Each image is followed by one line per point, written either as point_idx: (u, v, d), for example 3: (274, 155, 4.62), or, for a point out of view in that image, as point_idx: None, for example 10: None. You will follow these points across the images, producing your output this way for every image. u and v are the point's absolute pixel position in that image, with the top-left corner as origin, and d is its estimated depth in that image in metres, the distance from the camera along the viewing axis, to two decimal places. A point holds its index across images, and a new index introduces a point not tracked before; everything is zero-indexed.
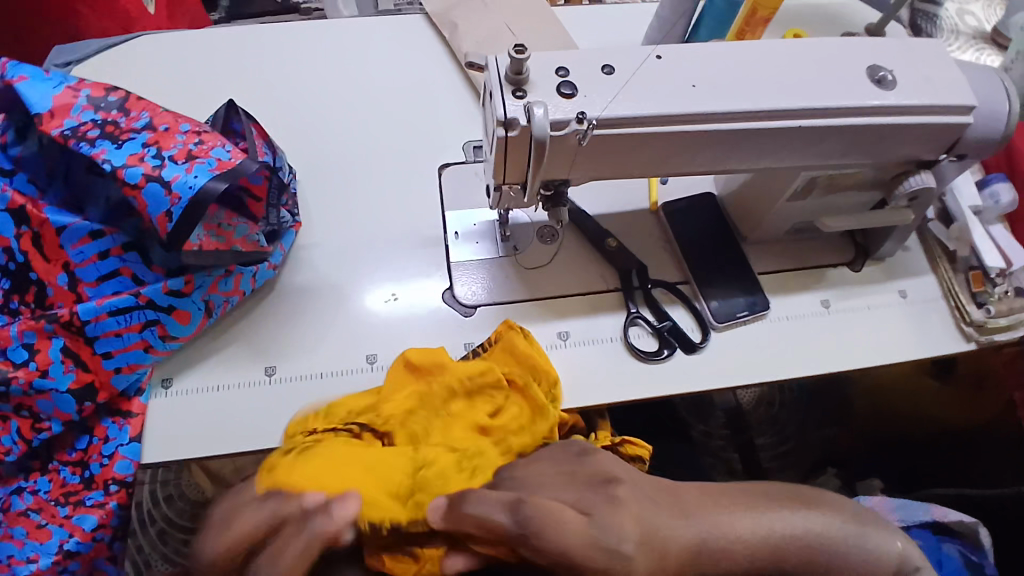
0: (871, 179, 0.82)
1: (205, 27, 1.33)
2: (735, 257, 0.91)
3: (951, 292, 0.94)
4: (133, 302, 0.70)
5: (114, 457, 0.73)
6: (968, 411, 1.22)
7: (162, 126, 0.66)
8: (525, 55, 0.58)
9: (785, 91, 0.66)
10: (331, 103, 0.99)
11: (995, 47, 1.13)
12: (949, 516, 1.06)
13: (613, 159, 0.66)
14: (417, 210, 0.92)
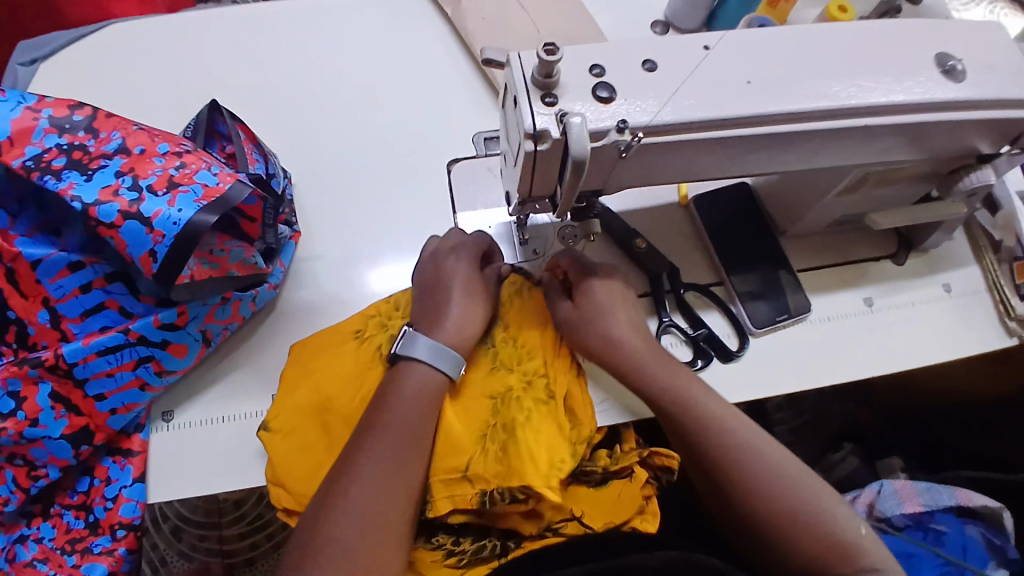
0: (924, 172, 0.74)
1: (179, 6, 1.21)
2: (773, 252, 0.84)
3: (996, 285, 0.88)
4: (123, 339, 0.65)
5: (118, 500, 0.69)
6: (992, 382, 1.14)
7: (137, 148, 0.58)
8: (557, 55, 0.50)
9: (846, 83, 0.58)
10: (325, 93, 0.90)
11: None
12: (974, 498, 0.95)
13: (654, 168, 0.58)
14: (426, 213, 0.84)
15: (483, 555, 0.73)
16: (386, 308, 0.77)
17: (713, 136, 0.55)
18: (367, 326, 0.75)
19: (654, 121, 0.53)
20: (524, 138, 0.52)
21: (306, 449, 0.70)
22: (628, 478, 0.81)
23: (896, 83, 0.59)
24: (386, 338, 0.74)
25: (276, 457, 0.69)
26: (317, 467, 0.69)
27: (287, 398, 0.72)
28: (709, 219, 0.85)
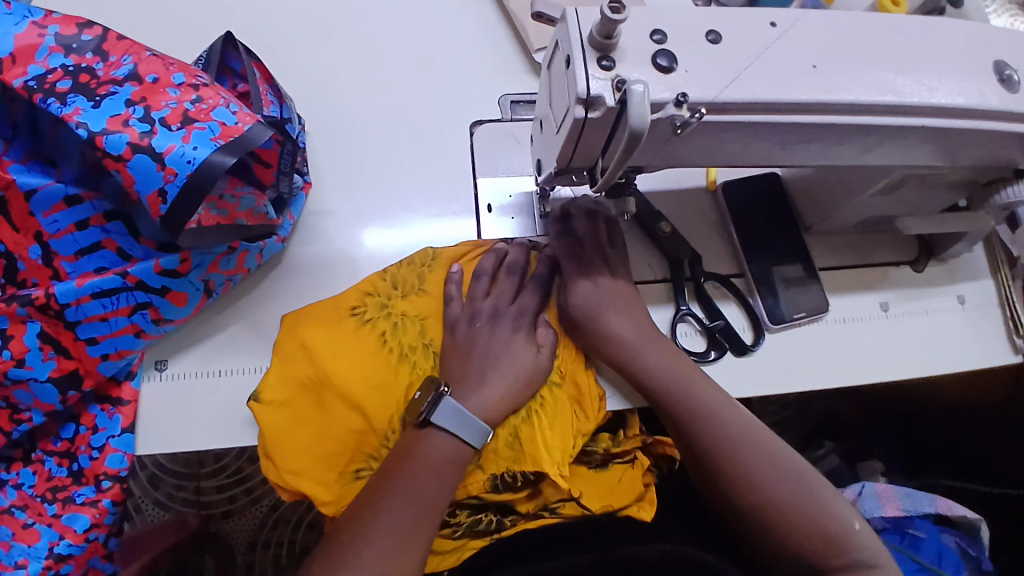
0: (961, 179, 0.73)
1: None
2: (796, 247, 0.82)
3: (1008, 301, 0.87)
4: (120, 283, 0.60)
5: (105, 450, 0.66)
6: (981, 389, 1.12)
7: (149, 76, 0.53)
8: (621, 14, 0.46)
9: (910, 78, 0.55)
10: (344, 37, 0.84)
11: None
12: (954, 508, 0.93)
13: (702, 147, 0.55)
14: (444, 175, 0.80)
15: (479, 529, 0.72)
16: (384, 287, 0.72)
17: (771, 119, 0.52)
18: (365, 304, 0.71)
19: (714, 99, 0.50)
20: (576, 103, 0.48)
21: (297, 422, 0.67)
22: (630, 463, 0.80)
23: (959, 84, 0.57)
24: (389, 322, 0.70)
25: (268, 431, 0.66)
26: (311, 444, 0.67)
27: (278, 368, 0.68)
28: (736, 208, 0.82)
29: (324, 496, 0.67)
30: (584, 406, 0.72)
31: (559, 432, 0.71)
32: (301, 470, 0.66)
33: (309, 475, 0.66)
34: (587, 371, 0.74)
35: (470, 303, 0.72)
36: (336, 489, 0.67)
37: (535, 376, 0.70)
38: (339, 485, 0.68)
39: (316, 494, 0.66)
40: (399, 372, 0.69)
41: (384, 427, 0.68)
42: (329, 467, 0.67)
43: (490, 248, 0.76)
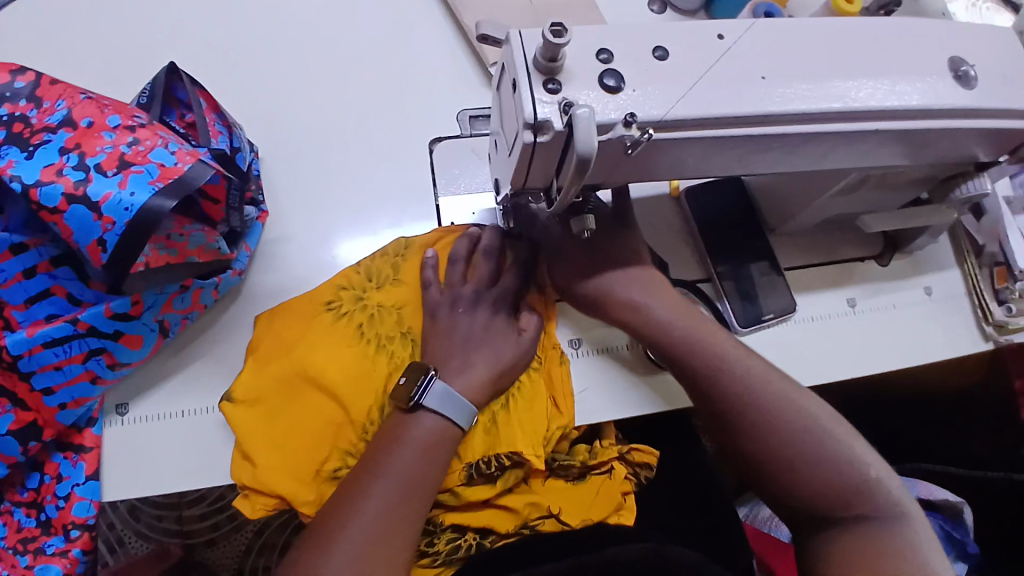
0: (921, 175, 0.73)
1: None
2: (762, 249, 0.82)
3: (975, 290, 0.89)
4: (71, 330, 0.58)
5: (70, 499, 0.64)
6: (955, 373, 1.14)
7: (84, 121, 0.51)
8: (564, 38, 0.45)
9: (862, 83, 0.55)
10: (296, 58, 0.82)
11: None
12: (935, 492, 0.96)
13: (659, 163, 0.55)
14: (406, 194, 0.79)
15: (459, 555, 0.71)
16: (358, 279, 0.72)
17: (725, 134, 0.51)
18: (340, 298, 0.71)
19: (664, 117, 0.49)
20: (524, 129, 0.47)
21: (274, 419, 0.67)
22: (607, 474, 0.78)
23: (911, 86, 0.57)
24: (365, 314, 0.70)
25: (243, 432, 0.66)
26: (288, 441, 0.66)
27: (253, 368, 0.68)
28: (700, 214, 0.82)
29: (301, 496, 0.65)
30: (559, 404, 0.73)
31: (535, 416, 0.71)
32: (278, 468, 0.65)
33: (287, 473, 0.65)
34: (562, 365, 0.74)
35: (449, 289, 0.71)
36: (315, 488, 0.66)
37: (515, 361, 0.70)
38: (317, 483, 0.66)
39: (293, 493, 0.65)
40: (376, 363, 0.68)
41: (363, 420, 0.67)
42: (306, 464, 0.66)
43: (463, 231, 0.75)
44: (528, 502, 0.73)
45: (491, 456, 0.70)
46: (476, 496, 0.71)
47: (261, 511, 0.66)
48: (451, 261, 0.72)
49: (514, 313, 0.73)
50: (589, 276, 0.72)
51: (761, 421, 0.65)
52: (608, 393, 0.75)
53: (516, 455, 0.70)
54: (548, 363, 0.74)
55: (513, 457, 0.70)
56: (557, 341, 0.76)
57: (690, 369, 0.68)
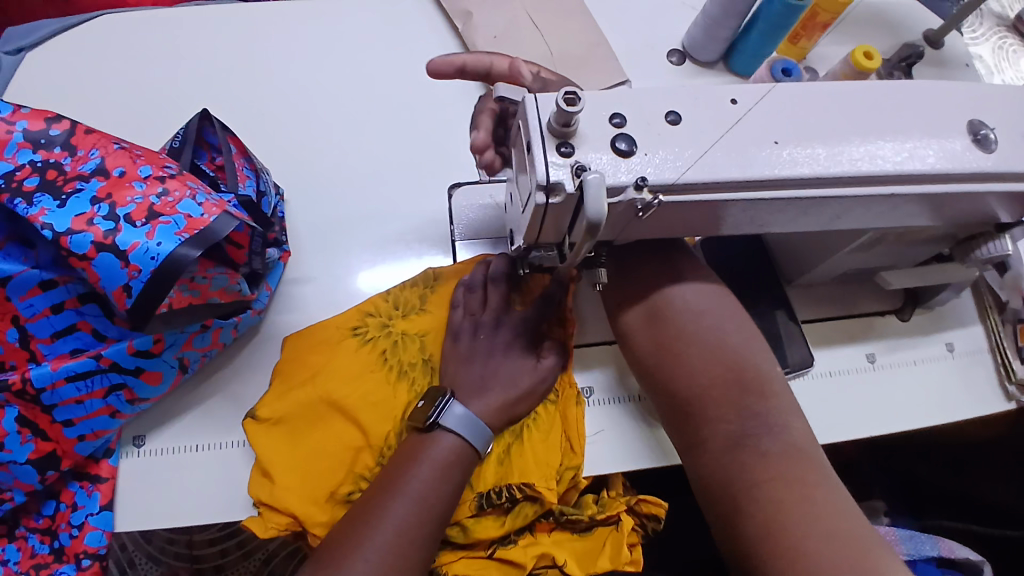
0: (942, 234, 0.72)
1: None
2: (780, 300, 0.82)
3: (998, 347, 0.87)
4: (94, 365, 0.59)
5: (84, 528, 0.64)
6: (982, 427, 1.11)
7: (116, 171, 0.53)
8: (576, 106, 0.46)
9: (879, 146, 0.55)
10: (325, 104, 0.86)
11: (1017, 35, 1.10)
12: (957, 550, 0.87)
13: (674, 221, 0.55)
14: (425, 237, 0.81)
15: None
16: (385, 307, 0.74)
17: (736, 197, 0.52)
18: (366, 324, 0.72)
19: (675, 181, 0.50)
20: (537, 190, 0.48)
21: (295, 441, 0.68)
22: (614, 526, 0.76)
23: (927, 149, 0.57)
24: (389, 341, 0.72)
25: (262, 449, 0.67)
26: (307, 462, 0.67)
27: (278, 389, 0.70)
28: (716, 263, 0.82)
29: (315, 517, 0.65)
30: (573, 442, 0.73)
31: (550, 449, 0.72)
32: (295, 487, 0.65)
33: (302, 494, 0.65)
34: (578, 406, 0.74)
35: (471, 314, 0.73)
36: (328, 511, 0.65)
37: (528, 406, 0.70)
38: (330, 505, 0.66)
39: (307, 513, 0.65)
40: (397, 389, 0.69)
41: (382, 445, 0.67)
42: (321, 487, 0.66)
43: (480, 260, 0.77)
44: (535, 554, 0.72)
45: (502, 489, 0.70)
46: (484, 537, 0.71)
47: (273, 531, 0.65)
48: (470, 288, 0.73)
49: (534, 340, 0.73)
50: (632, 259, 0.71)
51: (747, 388, 0.62)
52: (621, 440, 0.75)
53: (528, 487, 0.70)
54: (566, 402, 0.74)
55: (525, 489, 0.70)
56: (573, 380, 0.75)
57: (700, 335, 0.65)
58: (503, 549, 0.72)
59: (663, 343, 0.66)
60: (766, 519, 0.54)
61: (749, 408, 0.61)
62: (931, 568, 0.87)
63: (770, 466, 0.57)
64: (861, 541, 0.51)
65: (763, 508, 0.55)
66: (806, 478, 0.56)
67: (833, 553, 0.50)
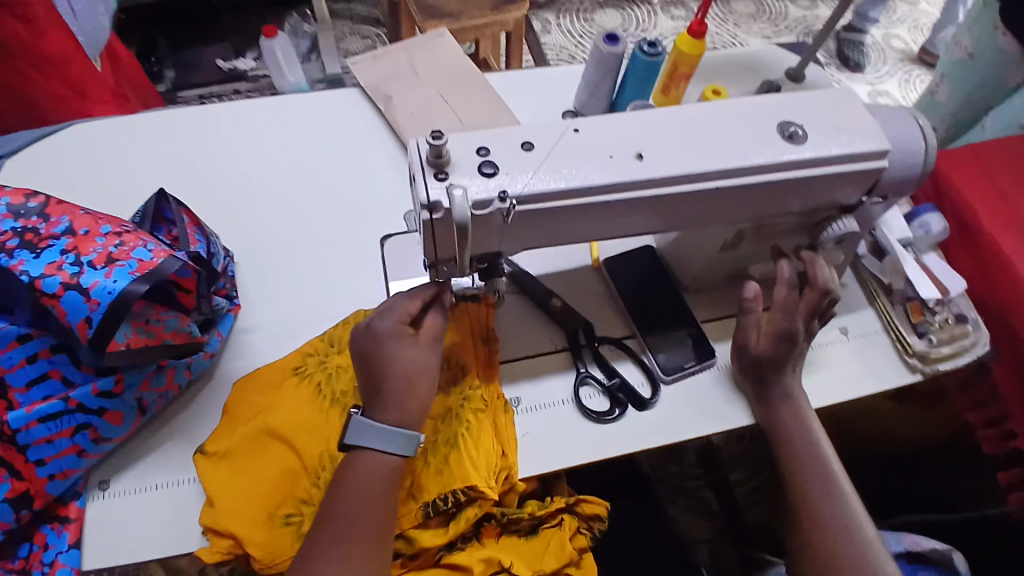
0: (799, 225, 0.85)
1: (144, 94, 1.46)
2: (677, 306, 0.93)
3: (890, 324, 0.97)
4: (62, 406, 0.67)
5: (55, 564, 0.68)
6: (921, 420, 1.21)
7: (82, 230, 0.65)
8: (442, 140, 0.60)
9: (704, 151, 0.69)
10: (272, 181, 1.00)
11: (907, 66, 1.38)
12: (922, 543, 1.00)
13: (549, 227, 0.68)
14: (362, 281, 0.92)
15: None
16: (322, 346, 0.83)
17: (584, 201, 0.65)
18: (306, 363, 0.81)
19: (531, 192, 0.63)
20: (421, 208, 0.61)
21: (236, 470, 0.74)
22: (557, 526, 0.82)
23: (746, 148, 0.70)
24: (325, 374, 0.79)
25: (208, 480, 0.73)
26: (248, 488, 0.72)
27: (226, 426, 0.77)
28: (619, 278, 0.94)
29: (252, 536, 0.70)
30: (505, 447, 0.80)
31: (482, 453, 0.77)
32: (234, 511, 0.71)
33: (243, 517, 0.71)
34: (507, 414, 0.82)
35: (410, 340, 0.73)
36: (265, 531, 0.71)
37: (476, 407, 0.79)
38: (270, 526, 0.71)
39: (246, 533, 0.70)
40: (331, 415, 0.76)
41: (315, 467, 0.73)
42: (261, 509, 0.72)
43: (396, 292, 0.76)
44: (481, 558, 0.77)
45: (444, 494, 0.75)
46: (430, 544, 0.76)
47: (218, 555, 0.70)
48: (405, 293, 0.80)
49: None
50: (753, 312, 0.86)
51: (787, 432, 0.83)
52: (549, 446, 0.83)
53: (471, 490, 0.75)
54: (494, 414, 0.82)
55: (469, 492, 0.75)
56: (500, 392, 0.84)
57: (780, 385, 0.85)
58: (451, 556, 0.77)
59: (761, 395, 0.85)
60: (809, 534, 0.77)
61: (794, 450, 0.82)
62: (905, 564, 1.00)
63: (814, 496, 0.79)
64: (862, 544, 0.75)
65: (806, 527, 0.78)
66: (824, 521, 0.77)
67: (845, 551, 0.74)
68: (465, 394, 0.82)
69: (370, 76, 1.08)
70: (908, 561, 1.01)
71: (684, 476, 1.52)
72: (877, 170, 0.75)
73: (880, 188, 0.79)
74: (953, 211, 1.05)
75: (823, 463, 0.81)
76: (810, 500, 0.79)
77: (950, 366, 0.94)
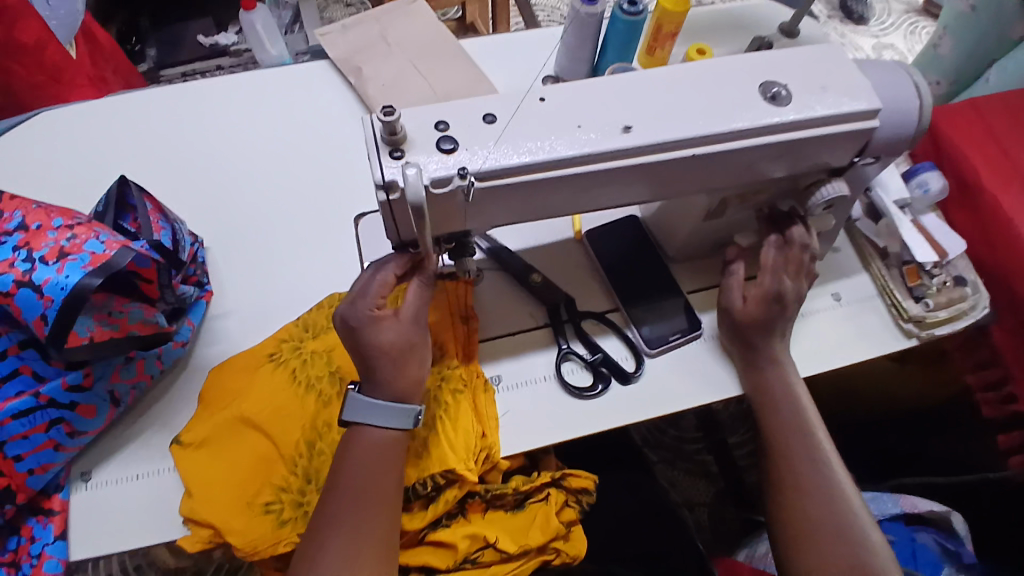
0: (786, 189, 0.81)
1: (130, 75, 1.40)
2: (662, 276, 0.90)
3: (886, 290, 0.94)
4: (34, 402, 0.67)
5: (41, 557, 0.69)
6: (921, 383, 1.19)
7: (34, 224, 0.65)
8: (394, 116, 0.57)
9: (679, 117, 0.65)
10: (242, 162, 0.97)
11: None
12: (920, 504, 0.99)
13: (516, 203, 0.65)
14: (338, 262, 0.90)
15: None
16: (297, 331, 0.82)
17: (551, 174, 0.62)
18: (280, 349, 0.80)
19: (492, 167, 0.60)
20: (377, 189, 0.58)
21: (214, 459, 0.74)
22: (542, 501, 0.82)
23: (723, 111, 0.66)
24: (299, 359, 0.78)
25: (187, 470, 0.73)
26: (225, 476, 0.73)
27: (202, 415, 0.77)
28: (602, 251, 0.91)
29: (232, 525, 0.70)
30: (484, 427, 0.79)
31: (461, 435, 0.77)
32: (213, 501, 0.71)
33: (221, 506, 0.71)
34: (487, 393, 0.82)
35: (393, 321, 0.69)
36: (243, 519, 0.71)
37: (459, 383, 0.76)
38: (248, 515, 0.71)
39: (225, 522, 0.71)
40: (306, 401, 0.76)
41: (291, 453, 0.74)
42: (240, 497, 0.72)
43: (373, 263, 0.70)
44: (465, 535, 0.78)
45: (425, 476, 0.75)
46: (417, 526, 0.77)
47: (198, 544, 0.71)
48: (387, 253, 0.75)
49: None
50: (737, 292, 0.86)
51: (777, 405, 0.81)
52: (531, 423, 0.82)
53: (450, 472, 0.75)
54: (472, 394, 0.81)
55: (447, 475, 0.76)
56: (479, 371, 0.83)
57: (767, 358, 0.82)
58: (434, 534, 0.78)
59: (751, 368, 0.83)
60: (800, 509, 0.75)
61: (786, 422, 0.80)
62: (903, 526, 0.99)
63: (805, 471, 0.77)
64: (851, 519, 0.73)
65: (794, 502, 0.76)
66: (804, 484, 0.76)
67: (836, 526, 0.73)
68: (444, 374, 0.81)
69: (340, 48, 1.04)
70: (908, 522, 1.00)
71: (682, 441, 1.50)
72: (867, 130, 0.70)
73: (872, 147, 0.75)
74: (952, 171, 1.01)
75: (803, 425, 0.79)
76: (792, 462, 0.78)
77: (947, 330, 0.91)
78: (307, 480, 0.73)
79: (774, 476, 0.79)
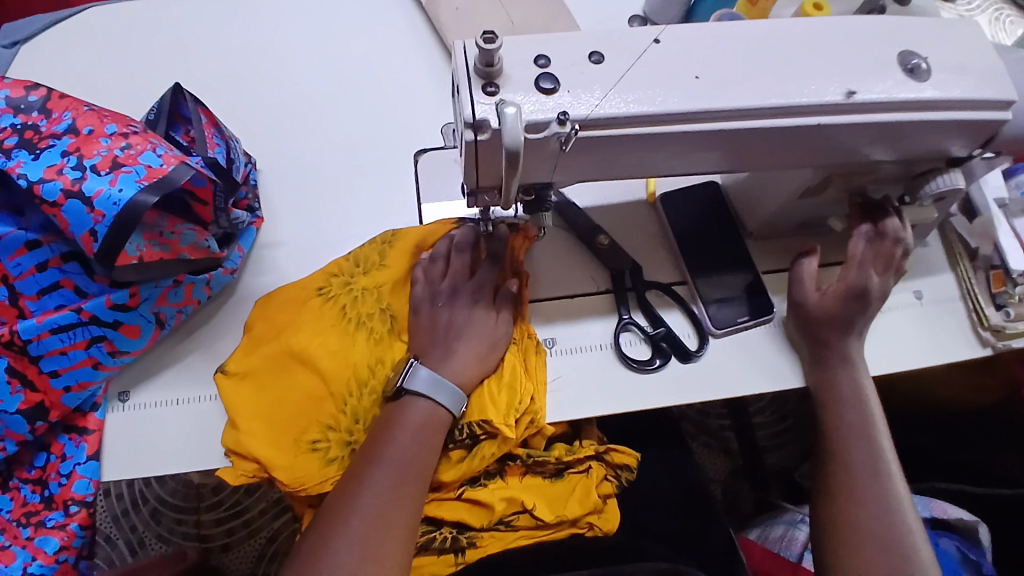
0: (894, 175, 0.73)
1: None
2: (739, 254, 0.83)
3: (969, 294, 0.87)
4: (75, 318, 0.64)
5: (72, 477, 0.69)
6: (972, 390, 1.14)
7: (85, 129, 0.60)
8: (495, 44, 0.50)
9: (804, 82, 0.56)
10: (297, 80, 0.90)
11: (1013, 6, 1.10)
12: (949, 512, 0.98)
13: (607, 159, 0.58)
14: (392, 202, 0.84)
15: (433, 546, 0.73)
16: (347, 266, 0.77)
17: (657, 130, 0.55)
18: (330, 284, 0.75)
19: (593, 116, 0.53)
20: (465, 128, 0.52)
21: (260, 393, 0.72)
22: (584, 473, 0.80)
23: (855, 78, 0.58)
24: (350, 297, 0.74)
25: (231, 401, 0.71)
26: (270, 411, 0.71)
27: (247, 345, 0.74)
28: (675, 218, 0.85)
29: (277, 461, 0.69)
30: (534, 388, 0.76)
31: (508, 389, 0.75)
32: (259, 434, 0.70)
33: (266, 440, 0.70)
34: (538, 354, 0.78)
35: (430, 285, 0.75)
36: (289, 456, 0.69)
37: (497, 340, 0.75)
38: (294, 452, 0.70)
39: (269, 457, 0.69)
40: (355, 340, 0.73)
41: (341, 393, 0.71)
42: (286, 433, 0.70)
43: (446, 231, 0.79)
44: (503, 497, 0.75)
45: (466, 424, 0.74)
46: (452, 479, 0.74)
47: (243, 478, 0.69)
48: (432, 260, 0.76)
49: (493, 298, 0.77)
50: (803, 283, 0.80)
51: (840, 401, 0.76)
52: (581, 393, 0.78)
53: (487, 425, 0.73)
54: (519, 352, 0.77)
55: (484, 426, 0.74)
56: (531, 332, 0.79)
57: (837, 353, 0.77)
58: (472, 492, 0.76)
59: (819, 356, 0.78)
60: (848, 518, 0.71)
61: (846, 421, 0.75)
62: (928, 530, 0.97)
63: (857, 477, 0.73)
64: (900, 537, 0.70)
65: (843, 508, 0.72)
66: (860, 493, 0.72)
67: (883, 540, 0.69)
68: None
69: None
70: (933, 527, 0.97)
71: (707, 415, 1.44)
72: (1003, 121, 0.62)
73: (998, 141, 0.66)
74: None
75: (868, 430, 0.75)
76: (849, 469, 0.73)
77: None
78: (356, 420, 0.71)
79: (826, 480, 0.75)
